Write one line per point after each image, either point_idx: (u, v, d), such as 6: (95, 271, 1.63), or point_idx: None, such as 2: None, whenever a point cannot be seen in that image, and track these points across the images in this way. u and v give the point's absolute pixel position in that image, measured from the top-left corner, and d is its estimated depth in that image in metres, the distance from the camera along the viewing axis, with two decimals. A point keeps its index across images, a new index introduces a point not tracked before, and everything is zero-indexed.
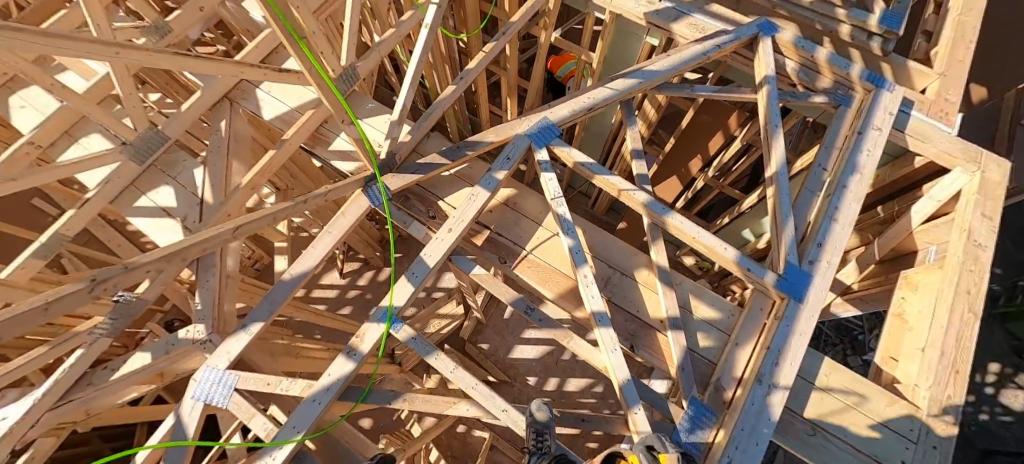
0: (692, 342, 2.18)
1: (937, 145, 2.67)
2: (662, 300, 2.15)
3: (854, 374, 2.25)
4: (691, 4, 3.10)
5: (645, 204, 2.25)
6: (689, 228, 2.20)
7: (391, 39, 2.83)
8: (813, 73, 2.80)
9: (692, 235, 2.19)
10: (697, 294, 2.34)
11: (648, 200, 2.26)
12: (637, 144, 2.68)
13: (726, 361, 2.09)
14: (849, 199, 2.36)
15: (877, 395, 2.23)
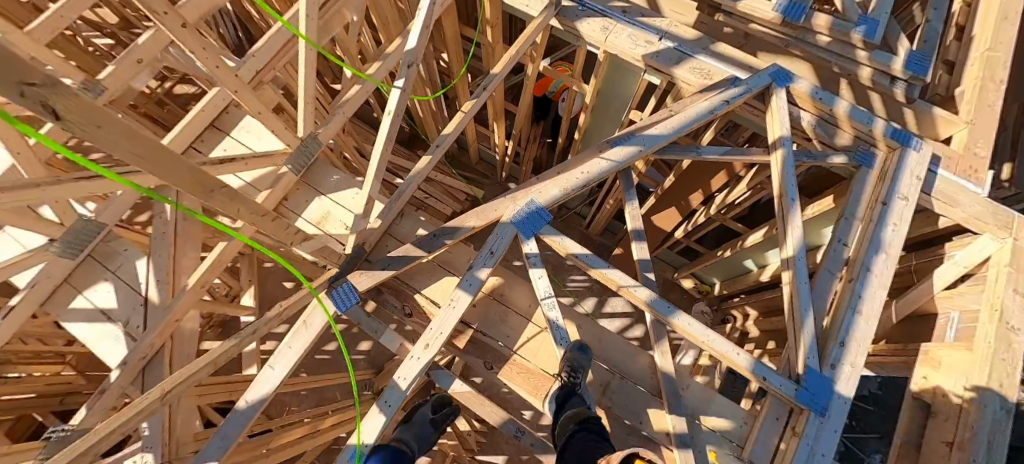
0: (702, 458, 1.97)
1: (966, 209, 2.43)
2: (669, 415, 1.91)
3: None
4: (694, 43, 2.78)
5: (648, 302, 2.00)
6: (699, 331, 1.97)
7: (358, 98, 2.51)
8: (831, 127, 2.51)
9: (702, 340, 1.95)
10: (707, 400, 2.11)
11: (652, 298, 2.01)
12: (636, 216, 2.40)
13: None
14: (874, 285, 2.11)
15: None
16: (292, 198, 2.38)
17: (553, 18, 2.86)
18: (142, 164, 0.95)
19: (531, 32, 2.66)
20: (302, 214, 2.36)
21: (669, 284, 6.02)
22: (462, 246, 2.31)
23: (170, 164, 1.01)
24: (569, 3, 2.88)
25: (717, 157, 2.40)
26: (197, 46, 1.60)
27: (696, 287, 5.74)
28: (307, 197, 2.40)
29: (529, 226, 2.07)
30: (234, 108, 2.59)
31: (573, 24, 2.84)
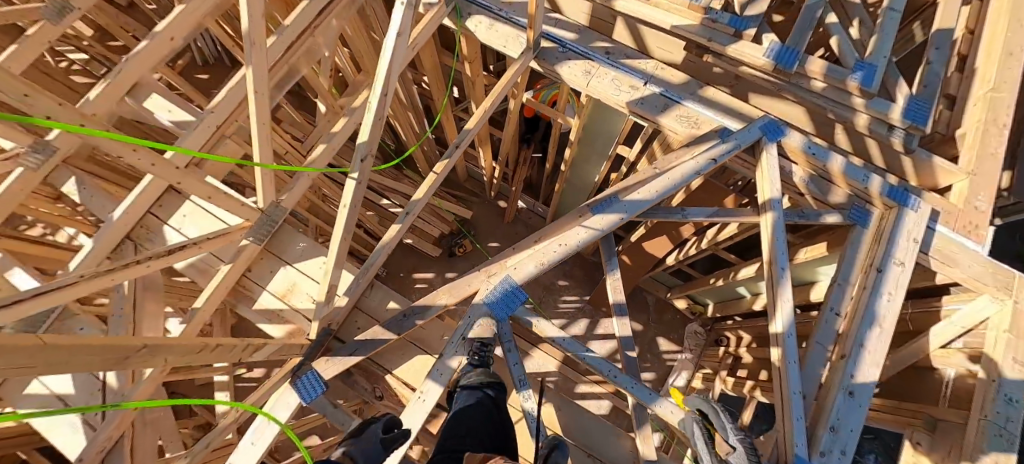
0: None
1: (965, 269, 2.31)
2: None
3: None
4: (681, 88, 2.62)
5: (629, 390, 1.92)
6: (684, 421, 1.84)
7: (324, 158, 2.37)
8: (824, 183, 2.39)
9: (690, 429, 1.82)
10: None
11: (633, 386, 1.92)
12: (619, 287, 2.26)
13: None
14: (867, 362, 2.01)
15: None
16: (255, 267, 2.26)
17: (532, 60, 2.70)
18: (16, 369, 0.79)
19: (506, 82, 2.50)
20: (266, 287, 2.23)
21: (662, 303, 5.94)
22: (436, 321, 2.21)
23: (50, 355, 0.84)
24: (549, 45, 2.73)
25: (703, 219, 2.28)
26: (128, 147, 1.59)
27: (690, 308, 5.66)
28: (272, 267, 2.27)
29: (506, 307, 2.00)
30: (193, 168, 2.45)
31: (553, 67, 2.67)
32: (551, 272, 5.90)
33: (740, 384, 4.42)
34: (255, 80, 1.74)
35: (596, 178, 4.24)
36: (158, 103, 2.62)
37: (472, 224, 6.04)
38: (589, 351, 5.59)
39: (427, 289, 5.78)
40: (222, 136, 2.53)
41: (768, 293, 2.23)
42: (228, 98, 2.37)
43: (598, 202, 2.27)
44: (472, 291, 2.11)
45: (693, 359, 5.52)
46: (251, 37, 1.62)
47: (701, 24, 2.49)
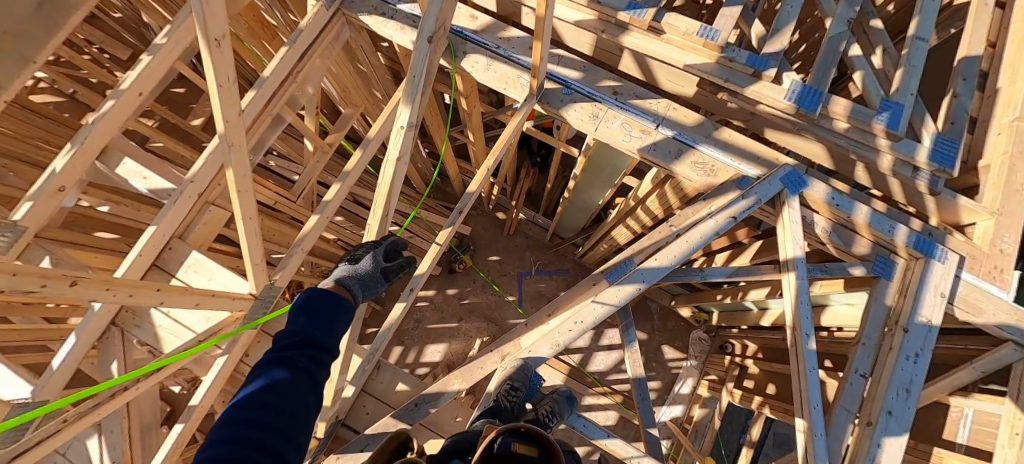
0: None
1: (991, 319, 2.24)
2: None
3: None
4: (696, 130, 2.45)
5: None
6: None
7: (319, 229, 2.24)
8: (848, 233, 2.32)
9: None
10: None
11: None
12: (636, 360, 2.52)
13: None
14: (894, 430, 1.99)
15: None
16: (253, 350, 2.17)
17: (535, 104, 2.51)
18: None
19: (507, 138, 2.37)
20: None
21: (666, 310, 5.91)
22: (450, 402, 2.14)
23: None
24: (553, 85, 2.54)
25: (722, 279, 2.61)
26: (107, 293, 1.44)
27: (695, 316, 5.62)
28: None
29: (525, 395, 1.98)
30: (178, 241, 2.24)
31: (558, 112, 2.48)
32: (554, 283, 5.79)
33: (748, 398, 4.40)
34: (236, 180, 1.68)
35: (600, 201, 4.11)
36: (129, 168, 2.38)
37: (471, 238, 5.88)
38: (595, 362, 5.56)
39: (429, 307, 5.67)
40: (205, 203, 2.34)
41: (790, 354, 2.21)
42: (208, 168, 2.16)
43: (613, 267, 2.23)
44: (486, 372, 2.02)
45: (698, 366, 5.52)
46: (227, 136, 1.57)
47: (717, 63, 2.31)
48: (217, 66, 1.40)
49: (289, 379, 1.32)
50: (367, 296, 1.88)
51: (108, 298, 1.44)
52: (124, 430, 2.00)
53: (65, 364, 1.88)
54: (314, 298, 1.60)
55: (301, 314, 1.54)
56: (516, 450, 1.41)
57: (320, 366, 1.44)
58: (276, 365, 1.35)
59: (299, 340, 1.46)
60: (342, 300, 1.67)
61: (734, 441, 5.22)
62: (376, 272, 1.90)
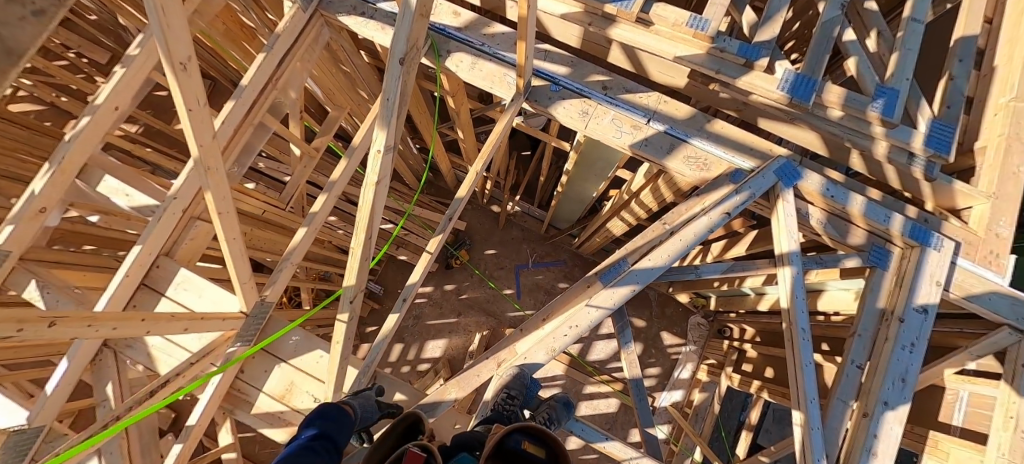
0: None
1: (986, 304, 2.24)
2: None
3: None
4: (688, 123, 2.39)
5: None
6: None
7: (307, 242, 2.19)
8: (843, 224, 2.30)
9: None
10: None
11: None
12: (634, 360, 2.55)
13: None
14: (890, 420, 2.01)
15: None
16: (249, 366, 2.16)
17: (523, 103, 2.45)
18: None
19: (496, 138, 2.30)
20: (263, 389, 2.13)
21: (664, 297, 5.93)
22: (449, 410, 2.14)
23: None
24: (540, 82, 2.47)
25: (716, 275, 2.68)
26: (79, 325, 1.43)
27: (692, 301, 5.63)
28: (267, 365, 2.16)
29: (522, 403, 1.97)
30: (166, 259, 2.19)
31: (546, 109, 2.42)
32: (551, 275, 5.78)
33: (747, 382, 4.43)
34: (215, 202, 1.74)
35: (593, 193, 4.07)
36: (111, 186, 2.31)
37: (466, 233, 5.85)
38: (594, 351, 5.58)
39: (427, 303, 5.67)
40: (190, 218, 2.26)
41: (787, 348, 2.21)
42: (189, 184, 2.10)
43: (607, 268, 2.22)
44: (483, 380, 2.01)
45: (697, 351, 5.57)
46: (203, 161, 1.62)
47: (708, 53, 2.24)
48: (185, 92, 1.43)
49: (308, 463, 1.40)
50: (365, 423, 1.79)
51: (89, 335, 1.50)
52: (123, 452, 1.98)
53: (58, 390, 1.86)
54: (327, 407, 1.65)
55: (319, 417, 1.61)
56: (526, 449, 1.47)
57: (334, 462, 1.49)
58: (300, 451, 1.44)
59: (317, 434, 1.54)
60: (350, 412, 1.69)
61: (733, 423, 5.29)
62: (372, 401, 1.88)
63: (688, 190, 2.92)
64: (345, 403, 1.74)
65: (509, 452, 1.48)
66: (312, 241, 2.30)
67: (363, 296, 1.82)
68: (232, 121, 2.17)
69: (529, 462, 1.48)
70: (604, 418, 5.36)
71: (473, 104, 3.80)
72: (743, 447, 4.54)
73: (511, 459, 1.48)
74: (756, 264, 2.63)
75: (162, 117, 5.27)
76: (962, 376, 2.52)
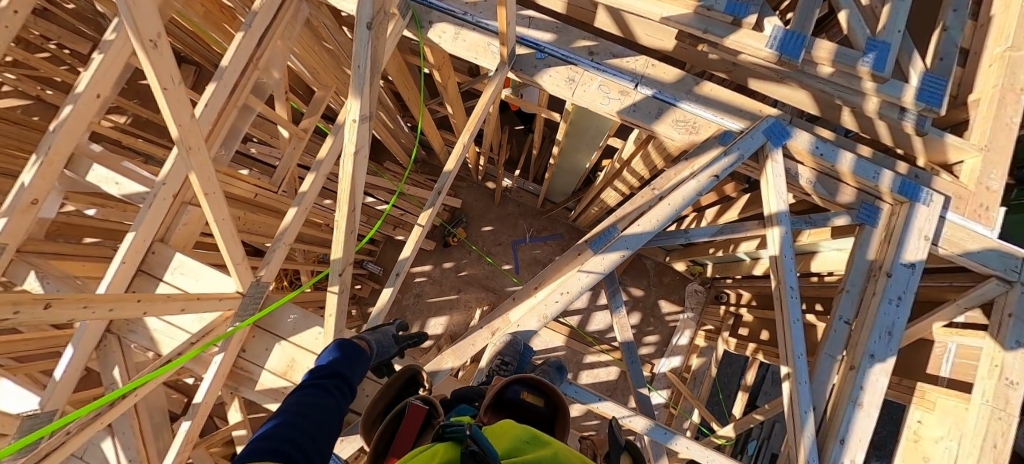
0: None
1: (974, 256, 2.27)
2: None
3: None
4: (676, 87, 2.35)
5: (645, 431, 2.05)
6: (697, 453, 2.04)
7: (298, 222, 2.20)
8: (832, 182, 2.30)
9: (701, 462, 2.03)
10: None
11: (647, 426, 2.05)
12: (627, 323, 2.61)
13: None
14: (876, 372, 2.06)
15: None
16: (250, 345, 2.20)
17: (509, 73, 2.41)
18: None
19: (482, 110, 2.27)
20: (264, 366, 2.19)
21: (661, 266, 5.99)
22: (446, 379, 2.20)
23: None
24: (525, 50, 2.42)
25: (707, 239, 2.70)
26: (77, 307, 1.46)
27: (689, 269, 5.68)
28: (267, 344, 2.21)
29: (517, 368, 2.02)
30: (160, 245, 2.21)
31: (532, 79, 2.39)
32: (549, 249, 5.81)
33: (743, 345, 4.51)
34: (201, 184, 1.74)
35: (587, 164, 4.05)
36: (100, 174, 2.29)
37: (462, 211, 5.85)
38: (594, 322, 5.68)
39: (427, 282, 5.74)
40: (181, 204, 2.27)
41: (776, 307, 2.25)
42: (177, 169, 2.05)
43: (598, 235, 2.23)
44: (479, 348, 2.06)
45: (694, 317, 5.66)
46: (185, 142, 1.62)
47: (695, 13, 2.18)
48: (158, 71, 1.41)
49: (319, 400, 1.38)
50: (381, 356, 1.96)
51: (88, 316, 1.52)
52: (135, 431, 2.06)
53: (67, 375, 1.91)
54: (344, 343, 1.74)
55: (334, 355, 1.66)
56: (525, 398, 1.53)
57: (343, 400, 1.51)
58: (311, 389, 1.42)
59: (330, 371, 1.56)
60: (366, 348, 1.80)
61: (731, 385, 5.43)
62: (388, 336, 2.06)
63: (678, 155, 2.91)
64: (360, 340, 1.85)
65: (508, 402, 1.54)
66: (304, 221, 2.31)
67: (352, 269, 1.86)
68: (214, 103, 2.12)
69: (526, 410, 1.55)
70: (605, 385, 5.50)
71: (461, 78, 3.74)
72: (740, 407, 4.67)
73: (510, 408, 1.54)
74: (747, 227, 2.64)
75: (150, 107, 5.19)
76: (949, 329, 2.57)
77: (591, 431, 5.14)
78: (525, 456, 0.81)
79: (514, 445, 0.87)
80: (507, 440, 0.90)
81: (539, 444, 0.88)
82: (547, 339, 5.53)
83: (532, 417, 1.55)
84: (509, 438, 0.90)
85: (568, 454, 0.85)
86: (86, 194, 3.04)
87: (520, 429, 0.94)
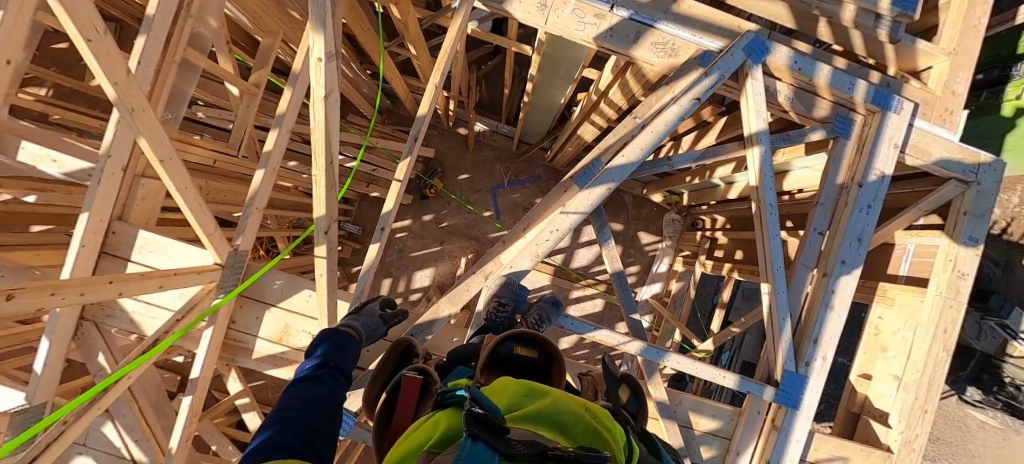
0: (696, 457, 2.38)
1: (936, 160, 2.37)
2: (667, 433, 2.31)
3: (842, 443, 2.38)
4: (653, 6, 2.20)
5: (639, 352, 2.18)
6: (686, 365, 2.22)
7: (269, 184, 2.05)
8: (809, 97, 2.30)
9: (691, 372, 2.22)
10: (698, 409, 2.40)
11: (641, 348, 2.18)
12: (614, 254, 2.72)
13: None
14: (848, 276, 2.21)
15: (858, 453, 2.41)
16: (239, 317, 2.16)
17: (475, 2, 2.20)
18: None
19: (450, 44, 2.10)
20: (258, 335, 2.16)
21: (639, 199, 6.12)
22: (444, 326, 2.24)
23: None
24: None
25: (688, 165, 2.75)
26: (45, 296, 1.35)
27: (666, 200, 5.82)
28: (257, 312, 2.16)
29: (513, 308, 2.05)
30: (121, 224, 2.04)
31: (501, 7, 2.19)
32: (527, 192, 5.78)
33: (719, 266, 4.76)
34: (154, 149, 1.58)
35: (561, 100, 3.92)
36: (33, 152, 2.03)
37: (437, 161, 5.66)
38: (578, 259, 5.82)
39: (409, 237, 5.69)
40: (133, 177, 2.07)
41: (756, 227, 2.33)
42: (121, 138, 1.82)
43: (583, 170, 2.23)
44: (474, 293, 2.08)
45: (673, 245, 5.89)
46: (124, 103, 1.44)
47: None
48: (79, 22, 1.17)
49: (316, 392, 1.21)
50: (370, 340, 1.80)
51: (60, 302, 1.41)
52: (135, 413, 2.03)
53: (49, 367, 1.81)
54: (330, 334, 1.56)
55: (323, 346, 1.48)
56: (517, 353, 1.47)
57: (340, 388, 1.33)
58: (307, 382, 1.25)
59: (322, 362, 1.39)
60: (353, 335, 1.64)
61: (708, 304, 5.85)
62: (376, 317, 1.88)
63: (656, 81, 2.84)
64: (348, 327, 1.69)
65: (501, 359, 1.48)
66: (273, 183, 2.15)
67: (336, 226, 1.81)
68: (149, 58, 1.88)
69: (520, 362, 1.50)
70: (591, 317, 5.79)
71: (421, 14, 3.43)
72: (717, 322, 5.05)
73: (504, 363, 1.48)
74: (726, 148, 2.69)
75: (74, 74, 4.61)
76: (909, 232, 2.76)
77: (582, 360, 5.50)
78: (526, 411, 0.76)
79: (514, 398, 0.82)
80: (506, 394, 0.85)
81: (538, 394, 0.84)
82: (534, 279, 5.68)
83: (527, 368, 1.51)
84: (508, 392, 0.85)
85: (567, 399, 0.82)
86: (21, 180, 2.74)
87: (515, 383, 0.89)
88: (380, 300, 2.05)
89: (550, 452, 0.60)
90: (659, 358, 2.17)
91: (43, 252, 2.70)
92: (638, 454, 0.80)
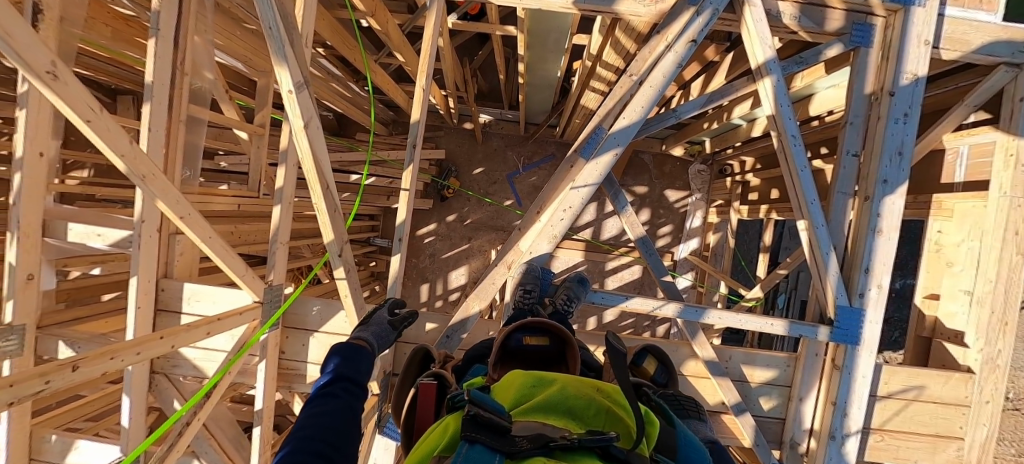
0: (756, 409, 2.32)
1: (977, 49, 2.12)
2: (721, 391, 2.24)
3: (915, 372, 2.22)
4: None
5: (677, 315, 2.13)
6: (729, 319, 2.14)
7: (287, 218, 2.12)
8: (818, 11, 2.10)
9: (736, 325, 2.13)
10: (751, 360, 2.32)
11: (678, 310, 2.12)
12: (636, 220, 2.64)
13: (794, 417, 2.26)
14: (894, 195, 2.04)
15: (936, 379, 2.25)
16: (287, 346, 2.29)
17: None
18: None
19: (430, 44, 2.07)
20: (308, 360, 2.28)
21: (659, 157, 5.91)
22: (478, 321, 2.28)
23: None
24: None
25: (697, 111, 2.60)
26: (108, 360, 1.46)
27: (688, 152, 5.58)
28: (302, 339, 2.28)
29: (540, 293, 2.04)
30: (166, 281, 2.19)
31: None
32: (543, 173, 5.72)
33: (755, 210, 4.53)
34: (171, 207, 1.68)
35: (556, 73, 3.82)
36: (80, 231, 2.17)
37: (449, 161, 5.70)
38: (606, 230, 5.73)
39: (437, 240, 5.79)
40: (169, 236, 2.21)
41: (781, 163, 2.18)
42: (148, 203, 1.95)
43: (587, 141, 2.17)
44: (500, 285, 2.10)
45: (704, 197, 5.66)
46: (136, 171, 1.52)
47: None
48: (74, 104, 1.23)
49: (330, 407, 1.16)
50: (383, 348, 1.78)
51: (121, 364, 1.52)
52: (217, 449, 2.20)
53: (134, 420, 2.00)
54: (341, 348, 1.50)
55: (334, 360, 1.42)
56: (528, 343, 1.47)
57: (357, 400, 1.28)
58: (322, 398, 1.21)
59: (335, 376, 1.33)
60: (365, 346, 1.59)
61: (751, 250, 5.62)
62: (385, 325, 1.87)
63: (648, 31, 2.69)
64: (360, 339, 1.65)
65: (513, 352, 1.48)
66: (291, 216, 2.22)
67: (350, 247, 1.86)
68: (157, 123, 1.98)
69: (532, 352, 1.50)
70: (631, 285, 5.71)
71: (401, 19, 3.42)
72: (764, 267, 4.83)
73: (516, 355, 1.49)
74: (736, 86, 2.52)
75: None
76: (957, 134, 2.46)
77: (629, 330, 5.45)
78: (534, 402, 0.75)
79: (524, 390, 0.82)
80: (515, 388, 0.83)
81: (546, 382, 0.82)
82: (567, 258, 5.66)
83: (541, 356, 1.50)
84: (515, 386, 0.83)
85: (575, 383, 0.81)
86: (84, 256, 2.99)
87: (523, 375, 0.88)
88: (388, 304, 2.03)
89: (554, 444, 0.58)
90: (697, 318, 2.10)
91: (110, 319, 2.95)
92: (656, 424, 0.79)
